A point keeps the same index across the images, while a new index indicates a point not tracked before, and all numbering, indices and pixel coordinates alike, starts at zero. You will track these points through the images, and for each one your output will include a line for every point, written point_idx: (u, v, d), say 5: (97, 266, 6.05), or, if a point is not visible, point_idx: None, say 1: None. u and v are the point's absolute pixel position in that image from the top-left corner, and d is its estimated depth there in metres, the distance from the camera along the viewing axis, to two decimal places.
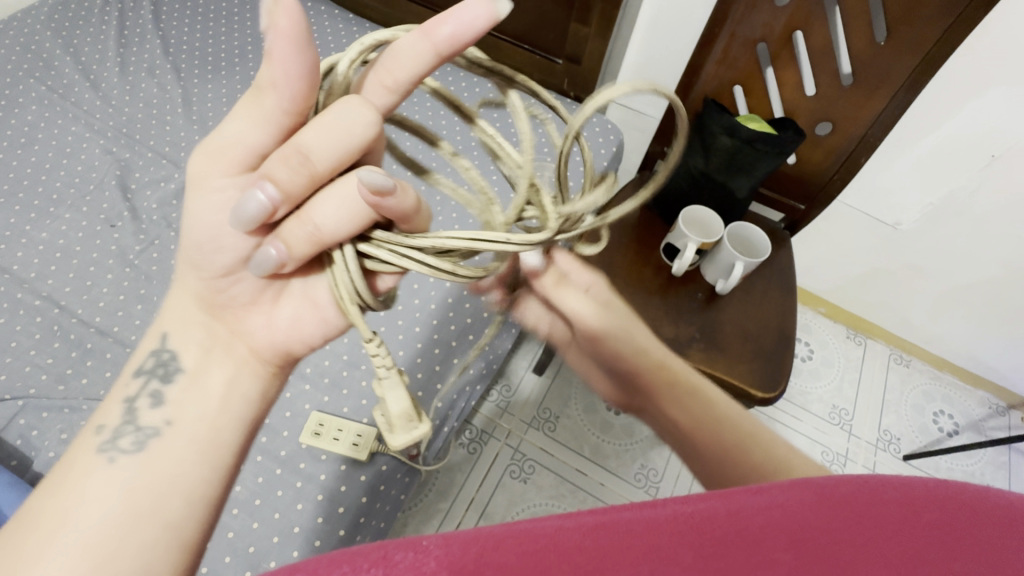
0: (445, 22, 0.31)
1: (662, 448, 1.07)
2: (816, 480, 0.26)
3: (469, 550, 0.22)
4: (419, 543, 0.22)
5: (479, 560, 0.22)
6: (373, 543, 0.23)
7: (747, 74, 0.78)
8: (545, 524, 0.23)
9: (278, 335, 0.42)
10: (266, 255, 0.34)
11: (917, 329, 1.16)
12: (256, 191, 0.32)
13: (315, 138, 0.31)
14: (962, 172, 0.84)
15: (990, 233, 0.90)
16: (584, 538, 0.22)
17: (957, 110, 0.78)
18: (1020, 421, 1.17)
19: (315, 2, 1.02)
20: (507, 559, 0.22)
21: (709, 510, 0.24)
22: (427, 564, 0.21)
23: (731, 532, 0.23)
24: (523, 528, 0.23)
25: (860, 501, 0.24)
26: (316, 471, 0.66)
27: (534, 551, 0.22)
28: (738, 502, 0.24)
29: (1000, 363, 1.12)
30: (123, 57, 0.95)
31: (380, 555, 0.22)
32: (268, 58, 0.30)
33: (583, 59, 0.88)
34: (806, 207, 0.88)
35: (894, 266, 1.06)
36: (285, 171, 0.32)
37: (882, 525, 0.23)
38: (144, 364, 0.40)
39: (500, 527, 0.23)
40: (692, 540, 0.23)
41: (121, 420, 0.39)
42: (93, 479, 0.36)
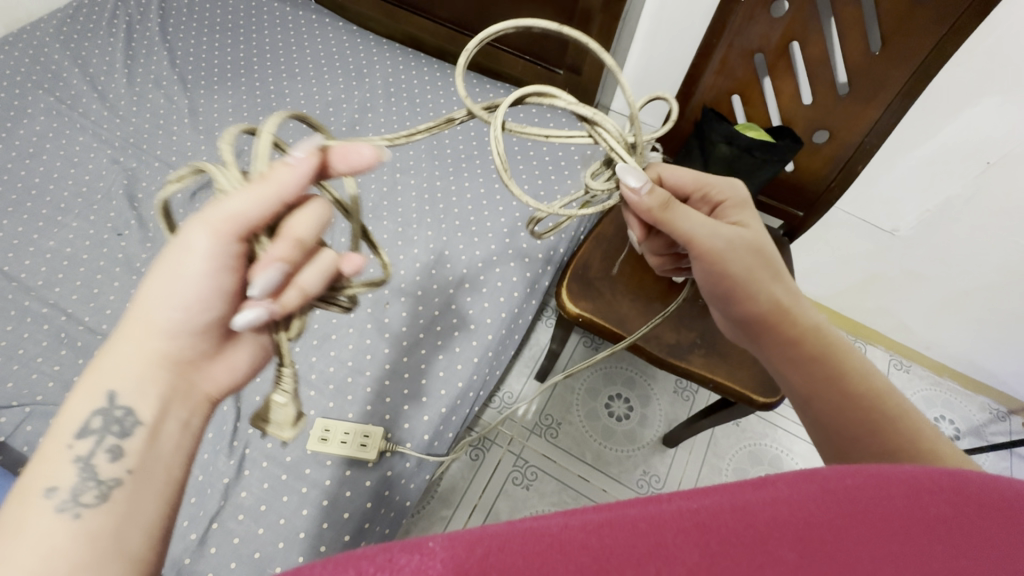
0: (345, 160, 0.41)
1: (664, 454, 1.07)
2: (822, 472, 0.25)
3: (474, 551, 0.22)
4: (425, 545, 0.23)
5: (484, 560, 0.22)
6: (378, 546, 0.23)
7: (745, 85, 0.80)
8: (549, 523, 0.23)
9: (235, 374, 0.44)
10: (257, 312, 0.40)
11: (916, 334, 1.17)
12: (274, 268, 0.39)
13: (303, 228, 0.41)
14: (958, 179, 0.85)
15: (987, 239, 0.91)
16: (589, 537, 0.22)
17: (951, 119, 0.79)
18: (1020, 426, 1.17)
19: (319, 14, 1.04)
20: (511, 559, 0.22)
21: (714, 507, 0.24)
22: (434, 565, 0.22)
23: (737, 527, 0.23)
24: (528, 526, 0.23)
25: (865, 496, 0.24)
26: (321, 477, 0.66)
27: (537, 552, 0.22)
28: (744, 497, 0.24)
29: (1000, 368, 1.13)
30: (130, 68, 0.96)
31: (386, 558, 0.23)
32: (285, 168, 0.38)
33: (583, 69, 0.90)
34: (805, 215, 0.89)
35: (893, 272, 1.07)
36: (288, 252, 0.41)
37: (888, 520, 0.23)
38: (91, 422, 0.37)
39: (504, 528, 0.23)
40: (698, 538, 0.22)
41: (77, 478, 0.35)
42: (56, 539, 0.32)
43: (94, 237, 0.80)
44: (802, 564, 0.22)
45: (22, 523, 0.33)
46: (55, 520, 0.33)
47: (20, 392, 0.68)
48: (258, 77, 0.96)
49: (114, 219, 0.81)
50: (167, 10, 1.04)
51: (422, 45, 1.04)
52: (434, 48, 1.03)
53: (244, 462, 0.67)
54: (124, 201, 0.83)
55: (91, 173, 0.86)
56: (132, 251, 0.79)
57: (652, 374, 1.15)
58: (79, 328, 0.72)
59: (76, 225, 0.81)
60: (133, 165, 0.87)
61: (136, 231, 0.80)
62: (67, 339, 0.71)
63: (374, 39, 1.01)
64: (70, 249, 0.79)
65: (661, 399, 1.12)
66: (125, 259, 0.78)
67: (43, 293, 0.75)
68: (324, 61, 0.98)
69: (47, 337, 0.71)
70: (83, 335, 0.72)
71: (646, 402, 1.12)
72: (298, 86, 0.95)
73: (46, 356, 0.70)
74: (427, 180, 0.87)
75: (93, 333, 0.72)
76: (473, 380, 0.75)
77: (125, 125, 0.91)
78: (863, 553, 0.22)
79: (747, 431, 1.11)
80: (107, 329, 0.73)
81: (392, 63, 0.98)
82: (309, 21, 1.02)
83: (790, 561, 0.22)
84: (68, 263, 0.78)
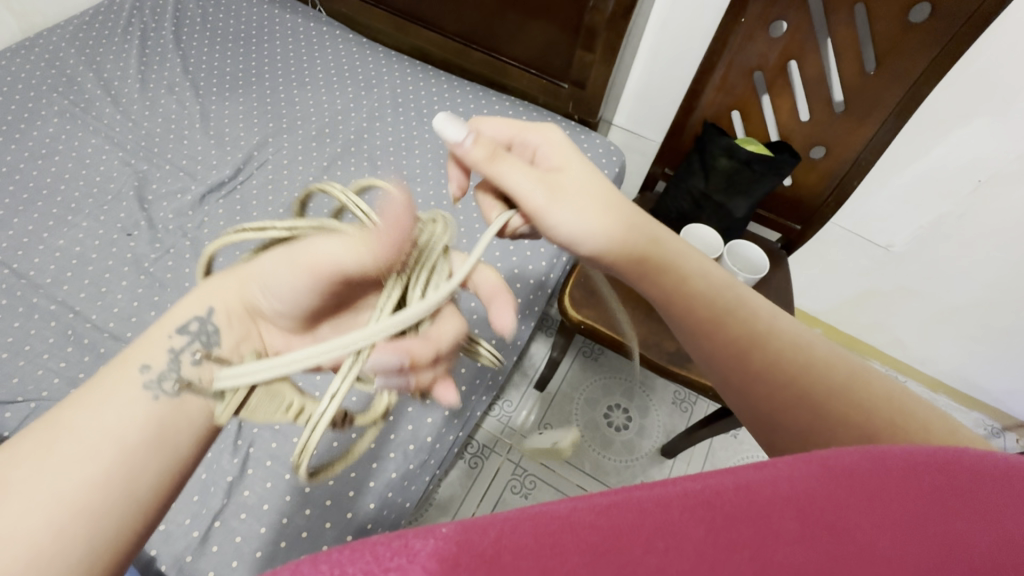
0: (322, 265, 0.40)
1: (662, 464, 1.08)
2: (819, 451, 0.24)
3: (483, 535, 0.21)
4: (435, 529, 0.21)
5: (495, 544, 0.21)
6: (392, 530, 0.22)
7: (744, 101, 0.82)
8: (557, 506, 0.22)
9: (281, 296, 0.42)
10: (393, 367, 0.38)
11: (911, 349, 1.18)
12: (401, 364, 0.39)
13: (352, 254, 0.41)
14: (951, 196, 0.88)
15: (982, 254, 0.93)
16: (598, 518, 0.21)
17: (942, 137, 0.82)
18: (1015, 443, 1.18)
19: (329, 25, 1.07)
20: (524, 542, 0.20)
21: (719, 485, 0.22)
22: (445, 549, 0.21)
23: (747, 504, 0.22)
24: (535, 510, 0.22)
25: (861, 471, 0.23)
26: (324, 477, 0.66)
27: (550, 533, 0.21)
28: (745, 474, 0.23)
29: (993, 384, 1.14)
30: (144, 74, 0.98)
31: (400, 543, 0.21)
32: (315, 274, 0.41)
33: (587, 83, 0.92)
34: (802, 228, 0.90)
35: (888, 286, 1.08)
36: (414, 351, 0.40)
37: (883, 486, 0.23)
38: (191, 324, 0.42)
39: (513, 511, 0.22)
40: (705, 514, 0.21)
41: (167, 364, 0.40)
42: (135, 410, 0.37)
43: (103, 237, 0.81)
44: (806, 535, 0.21)
45: (120, 381, 0.38)
46: (139, 394, 0.38)
47: (25, 388, 0.68)
48: (270, 85, 0.98)
49: (124, 219, 0.82)
50: (182, 19, 1.06)
51: (430, 58, 1.07)
52: (442, 61, 1.05)
53: (248, 460, 0.67)
54: (134, 202, 0.84)
55: (102, 174, 0.87)
56: (140, 251, 0.79)
57: (649, 386, 1.16)
58: (86, 325, 0.73)
59: (86, 225, 0.82)
60: (144, 168, 0.88)
61: (146, 232, 0.81)
62: (74, 336, 0.72)
63: (383, 52, 1.04)
64: (78, 248, 0.79)
65: (659, 410, 1.13)
66: (134, 259, 0.79)
67: (51, 290, 0.76)
68: (333, 71, 1.00)
69: (53, 334, 0.72)
70: (89, 332, 0.72)
71: (644, 413, 1.13)
72: (308, 94, 0.98)
73: (52, 352, 0.70)
74: (433, 187, 0.88)
75: (100, 331, 0.73)
76: (475, 384, 0.75)
77: (137, 129, 0.92)
78: (857, 518, 0.22)
79: (745, 443, 1.11)
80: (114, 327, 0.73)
81: (400, 76, 1.01)
82: (319, 33, 1.05)
83: (793, 531, 0.21)
84: (76, 261, 0.78)
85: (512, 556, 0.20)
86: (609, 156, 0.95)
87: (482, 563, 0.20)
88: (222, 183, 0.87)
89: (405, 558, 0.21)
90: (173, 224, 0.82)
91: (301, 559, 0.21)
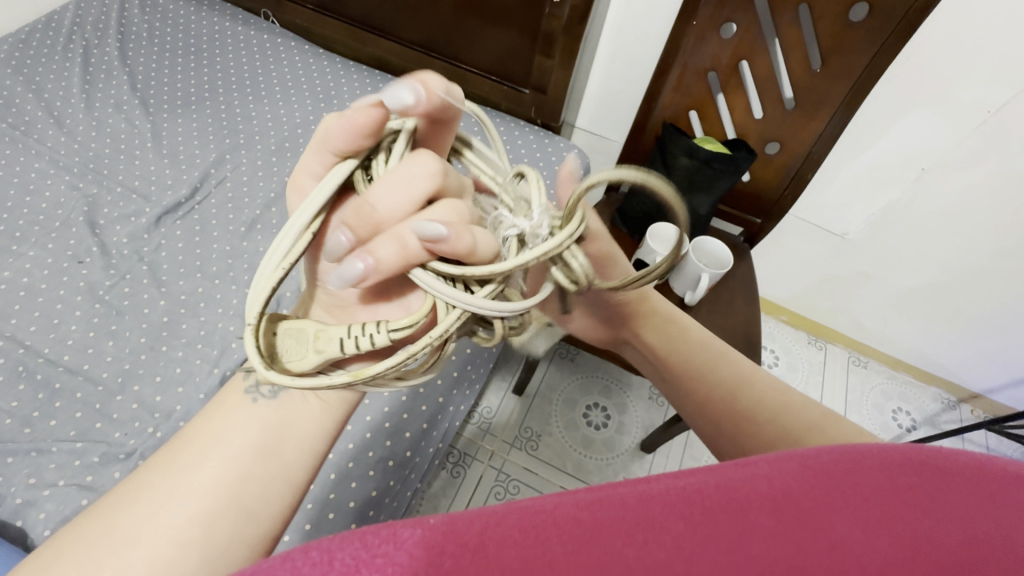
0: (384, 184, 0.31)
1: (643, 459, 1.09)
2: (798, 453, 0.26)
3: (471, 526, 0.22)
4: (425, 521, 0.23)
5: (483, 534, 0.22)
6: (382, 523, 0.23)
7: (700, 101, 0.84)
8: (544, 502, 0.23)
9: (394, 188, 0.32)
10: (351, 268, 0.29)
11: (870, 331, 1.24)
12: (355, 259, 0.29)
13: (384, 193, 0.31)
14: (898, 184, 0.92)
15: (931, 237, 0.98)
16: (580, 512, 0.23)
17: (888, 128, 0.86)
18: (970, 413, 1.25)
19: (284, 37, 1.05)
20: (510, 531, 0.22)
21: (699, 483, 0.24)
22: (435, 538, 0.22)
23: (728, 498, 0.23)
24: (523, 506, 0.23)
25: (836, 470, 0.25)
26: (302, 500, 0.64)
27: (533, 526, 0.22)
28: (728, 474, 0.25)
29: (946, 359, 1.20)
30: (89, 93, 0.94)
31: (389, 532, 0.22)
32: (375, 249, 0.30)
33: (548, 88, 0.93)
34: (762, 221, 0.93)
35: (845, 273, 1.13)
36: (386, 247, 0.29)
37: (856, 488, 0.24)
38: None
39: (500, 506, 0.23)
40: (683, 509, 0.23)
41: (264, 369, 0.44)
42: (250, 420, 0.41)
43: (52, 265, 0.77)
44: (781, 529, 0.22)
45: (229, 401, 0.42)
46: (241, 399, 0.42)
47: None
48: (225, 100, 0.96)
49: (74, 246, 0.79)
50: (127, 35, 1.02)
51: (390, 67, 1.06)
52: (402, 70, 1.05)
53: None
54: (85, 227, 0.80)
55: (48, 201, 0.83)
56: (94, 279, 0.76)
57: (625, 383, 1.18)
58: (38, 360, 0.69)
59: (34, 254, 0.78)
60: (94, 191, 0.84)
61: (99, 258, 0.78)
62: (25, 372, 0.68)
63: (341, 62, 1.03)
64: (26, 279, 0.75)
65: (636, 406, 1.15)
66: (87, 287, 0.75)
67: None
68: (290, 83, 0.99)
69: (3, 372, 0.68)
70: (43, 368, 0.68)
71: (622, 409, 1.14)
72: (265, 108, 0.96)
73: (2, 391, 0.67)
74: None
75: (55, 365, 0.69)
76: (453, 394, 0.75)
77: (84, 151, 0.88)
78: (836, 518, 0.23)
79: None
80: (69, 360, 0.70)
81: (359, 85, 1.00)
82: (274, 45, 1.03)
83: (768, 527, 0.22)
84: (24, 293, 0.74)
85: (495, 544, 0.21)
86: (573, 160, 0.96)
87: (468, 551, 0.21)
88: (179, 203, 0.84)
89: (392, 545, 0.22)
90: (128, 249, 0.79)
91: (293, 546, 0.22)
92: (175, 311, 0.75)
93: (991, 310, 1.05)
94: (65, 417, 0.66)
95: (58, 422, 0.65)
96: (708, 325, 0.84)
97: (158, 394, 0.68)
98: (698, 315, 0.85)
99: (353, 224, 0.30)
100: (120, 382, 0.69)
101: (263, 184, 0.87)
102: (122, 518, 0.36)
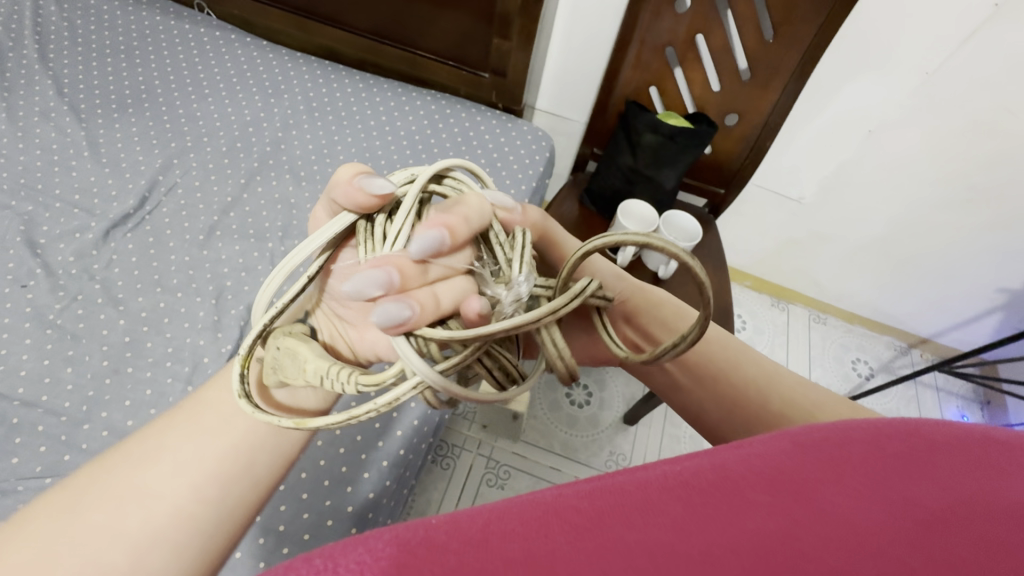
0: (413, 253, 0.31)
1: (627, 432, 1.12)
2: (792, 433, 0.29)
3: (474, 522, 0.24)
4: (430, 521, 0.24)
5: (485, 529, 0.23)
6: (386, 526, 0.24)
7: (660, 76, 0.85)
8: (548, 495, 0.26)
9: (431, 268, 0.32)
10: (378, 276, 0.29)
11: (828, 289, 1.30)
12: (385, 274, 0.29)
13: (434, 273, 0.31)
14: (848, 147, 0.96)
15: (880, 195, 1.03)
16: (582, 502, 0.25)
17: (837, 94, 0.90)
18: (920, 357, 1.34)
19: (223, 30, 0.99)
20: (512, 525, 0.23)
21: (696, 467, 0.26)
22: (439, 536, 0.23)
23: (728, 479, 0.25)
24: (525, 500, 0.25)
25: (833, 442, 0.27)
26: (298, 511, 0.60)
27: (537, 518, 0.24)
28: (727, 459, 0.27)
29: (897, 309, 1.28)
30: (9, 101, 0.86)
31: (392, 534, 0.24)
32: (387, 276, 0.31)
33: (508, 71, 0.91)
34: (725, 191, 0.96)
35: (803, 236, 1.18)
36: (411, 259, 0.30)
37: (850, 458, 0.26)
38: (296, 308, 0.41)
39: (507, 502, 0.25)
40: (683, 493, 0.24)
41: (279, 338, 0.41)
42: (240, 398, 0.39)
43: None
44: (774, 501, 0.24)
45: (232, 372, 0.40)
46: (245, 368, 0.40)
47: None
48: (165, 101, 0.90)
49: (14, 269, 0.72)
50: (45, 34, 0.94)
51: (340, 57, 1.02)
52: (353, 60, 1.01)
53: None
54: (23, 248, 0.74)
55: None
56: (42, 303, 0.70)
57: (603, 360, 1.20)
58: None
59: None
60: (29, 209, 0.77)
61: (44, 280, 0.72)
62: None
63: (289, 54, 0.99)
64: None
65: (616, 381, 1.18)
66: (35, 312, 0.70)
67: None
68: (236, 80, 0.94)
69: None
70: None
71: (602, 386, 1.17)
72: (211, 107, 0.90)
73: None
74: None
75: (8, 400, 0.64)
76: None
77: (12, 165, 0.81)
78: (836, 491, 0.25)
79: None
80: (25, 393, 0.65)
81: (309, 78, 0.96)
82: (213, 40, 0.98)
83: (765, 502, 0.24)
84: None
85: (498, 538, 0.23)
86: (538, 143, 0.96)
87: (469, 545, 0.22)
88: (128, 215, 0.78)
89: (395, 546, 0.23)
90: (77, 267, 0.74)
91: (296, 556, 0.23)
92: (137, 329, 0.70)
93: (935, 259, 1.12)
94: (28, 452, 0.61)
95: (19, 459, 0.61)
96: (682, 296, 0.86)
97: (129, 419, 0.65)
98: (672, 287, 0.86)
99: (403, 268, 0.30)
100: (85, 411, 0.64)
101: (217, 188, 0.83)
102: (91, 486, 0.34)
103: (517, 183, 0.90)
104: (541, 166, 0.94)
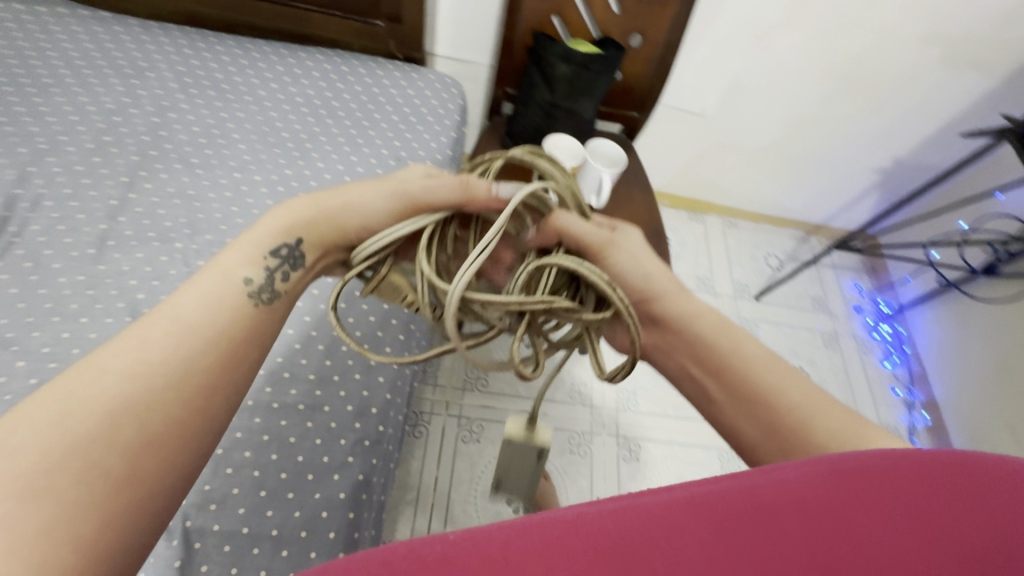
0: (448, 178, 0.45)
1: (582, 362, 1.19)
2: (831, 457, 0.26)
3: (492, 541, 0.22)
4: (446, 537, 0.22)
5: (504, 551, 0.22)
6: (399, 540, 0.22)
7: (561, 4, 0.83)
8: (565, 513, 0.24)
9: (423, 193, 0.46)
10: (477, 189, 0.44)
11: (735, 195, 1.41)
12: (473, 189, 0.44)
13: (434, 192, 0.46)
14: (740, 55, 1.01)
15: (772, 98, 1.10)
16: (605, 522, 0.23)
17: (726, 5, 0.93)
18: (818, 242, 1.50)
19: (55, 7, 0.85)
20: (532, 545, 0.22)
21: (725, 490, 0.24)
22: (455, 551, 0.22)
23: (757, 508, 0.23)
24: (545, 516, 0.23)
25: (882, 472, 0.25)
26: (289, 511, 0.58)
27: (557, 537, 0.22)
28: (755, 480, 0.25)
29: (795, 202, 1.42)
30: None
31: (406, 549, 0.22)
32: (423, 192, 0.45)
33: (403, 16, 0.86)
34: (639, 114, 0.98)
35: (710, 149, 1.25)
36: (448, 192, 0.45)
37: (893, 484, 0.24)
38: (279, 251, 0.43)
39: (524, 518, 0.23)
40: (711, 517, 0.23)
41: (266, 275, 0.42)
42: (237, 306, 0.40)
43: None
44: (812, 539, 0.23)
45: (227, 297, 0.40)
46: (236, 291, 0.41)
47: None
48: None
49: None
50: None
51: (205, 22, 0.91)
52: (223, 22, 0.91)
53: (190, 537, 0.54)
54: None
55: None
56: None
57: None
58: None
59: None
60: None
61: None
62: None
63: (144, 24, 0.87)
64: None
65: None
66: None
67: None
68: (85, 63, 0.80)
69: None
70: None
71: None
72: (61, 98, 0.77)
73: None
74: (275, 170, 0.77)
75: None
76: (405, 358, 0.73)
77: None
78: (876, 523, 0.23)
79: None
80: None
81: (175, 53, 0.85)
82: (45, 19, 0.83)
83: (801, 536, 0.23)
84: None
85: (519, 556, 0.22)
86: (449, 90, 0.92)
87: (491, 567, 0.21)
88: None
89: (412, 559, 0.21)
90: None
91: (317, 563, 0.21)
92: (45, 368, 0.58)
93: (821, 150, 1.24)
94: None
95: None
96: None
97: None
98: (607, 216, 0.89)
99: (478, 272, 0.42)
100: None
101: (96, 191, 0.71)
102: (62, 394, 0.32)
103: (437, 136, 0.87)
104: (457, 114, 0.91)
